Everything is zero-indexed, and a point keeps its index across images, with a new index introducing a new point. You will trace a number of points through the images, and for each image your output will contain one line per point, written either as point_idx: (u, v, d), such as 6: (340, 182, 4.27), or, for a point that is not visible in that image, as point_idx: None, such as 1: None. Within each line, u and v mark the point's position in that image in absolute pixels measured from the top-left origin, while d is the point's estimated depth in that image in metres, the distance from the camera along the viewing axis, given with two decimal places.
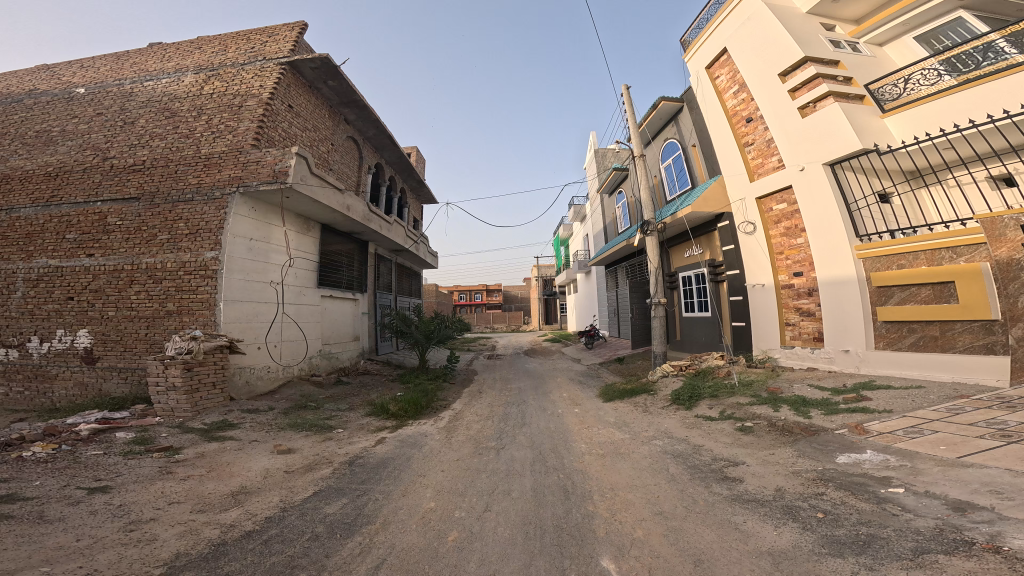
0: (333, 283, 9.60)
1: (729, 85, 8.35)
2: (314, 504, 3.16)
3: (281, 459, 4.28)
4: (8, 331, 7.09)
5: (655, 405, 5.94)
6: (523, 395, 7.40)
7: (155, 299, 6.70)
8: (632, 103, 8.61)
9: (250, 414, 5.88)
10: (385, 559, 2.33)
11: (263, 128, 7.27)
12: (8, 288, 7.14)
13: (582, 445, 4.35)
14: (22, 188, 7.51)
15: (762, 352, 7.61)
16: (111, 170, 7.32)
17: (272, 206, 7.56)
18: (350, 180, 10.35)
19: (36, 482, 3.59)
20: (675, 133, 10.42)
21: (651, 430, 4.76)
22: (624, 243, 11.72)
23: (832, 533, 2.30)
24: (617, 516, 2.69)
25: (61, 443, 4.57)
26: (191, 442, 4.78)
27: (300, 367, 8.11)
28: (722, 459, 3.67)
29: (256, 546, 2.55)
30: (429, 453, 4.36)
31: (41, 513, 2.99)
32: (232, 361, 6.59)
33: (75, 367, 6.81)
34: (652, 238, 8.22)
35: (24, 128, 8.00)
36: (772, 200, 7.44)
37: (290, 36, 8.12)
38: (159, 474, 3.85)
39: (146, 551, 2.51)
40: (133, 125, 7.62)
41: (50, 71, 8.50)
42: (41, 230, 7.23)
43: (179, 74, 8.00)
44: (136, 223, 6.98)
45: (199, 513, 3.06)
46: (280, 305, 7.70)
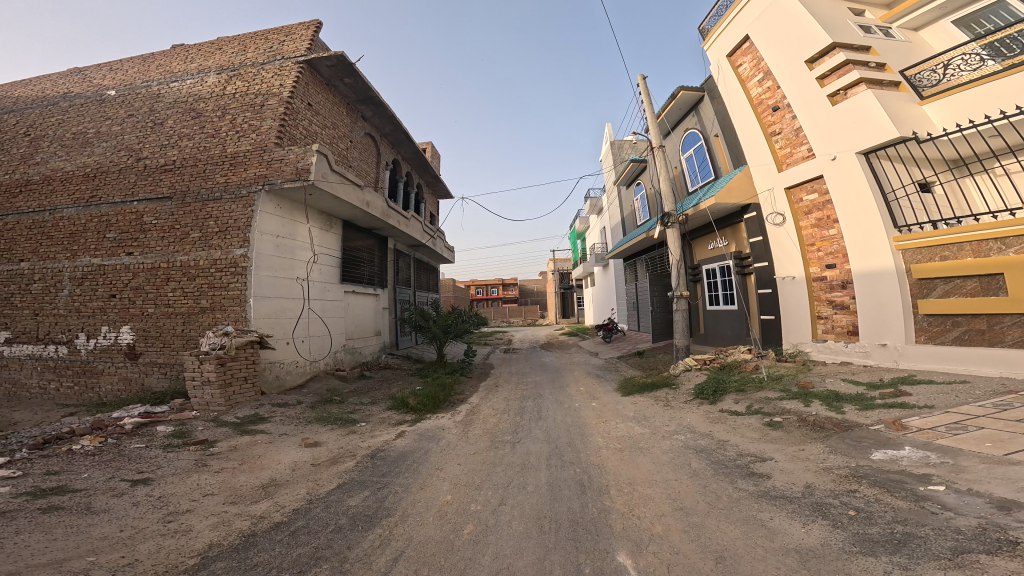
0: (356, 278, 9.72)
1: (752, 73, 8.14)
2: (337, 496, 3.23)
3: (308, 452, 4.38)
4: (55, 327, 7.38)
5: (677, 399, 5.87)
6: (540, 388, 7.40)
7: (190, 296, 6.90)
8: (649, 93, 8.48)
9: (280, 408, 6.02)
10: (404, 551, 2.37)
11: (285, 126, 7.39)
12: (54, 287, 7.42)
13: (600, 439, 4.34)
14: (63, 189, 7.79)
15: (792, 346, 7.44)
16: (144, 170, 7.55)
17: (296, 202, 7.70)
18: (368, 176, 10.46)
19: (84, 474, 3.75)
20: (695, 123, 10.25)
21: (673, 424, 4.72)
22: (644, 235, 11.55)
23: (865, 532, 2.24)
24: (636, 512, 2.67)
25: (107, 437, 4.75)
26: (225, 435, 4.92)
27: (325, 362, 8.26)
28: (749, 455, 3.60)
29: (284, 537, 2.61)
30: (447, 447, 4.40)
31: (87, 505, 3.12)
32: (263, 356, 6.76)
33: (119, 362, 7.06)
34: (673, 230, 8.07)
35: (61, 130, 8.28)
36: (802, 190, 7.24)
37: (306, 34, 8.22)
38: (196, 467, 3.98)
39: (182, 541, 2.60)
40: (162, 125, 7.83)
41: (82, 75, 8.79)
42: (82, 229, 7.50)
43: (203, 75, 8.17)
44: (170, 221, 7.20)
45: (231, 504, 3.16)
46: (306, 301, 7.85)
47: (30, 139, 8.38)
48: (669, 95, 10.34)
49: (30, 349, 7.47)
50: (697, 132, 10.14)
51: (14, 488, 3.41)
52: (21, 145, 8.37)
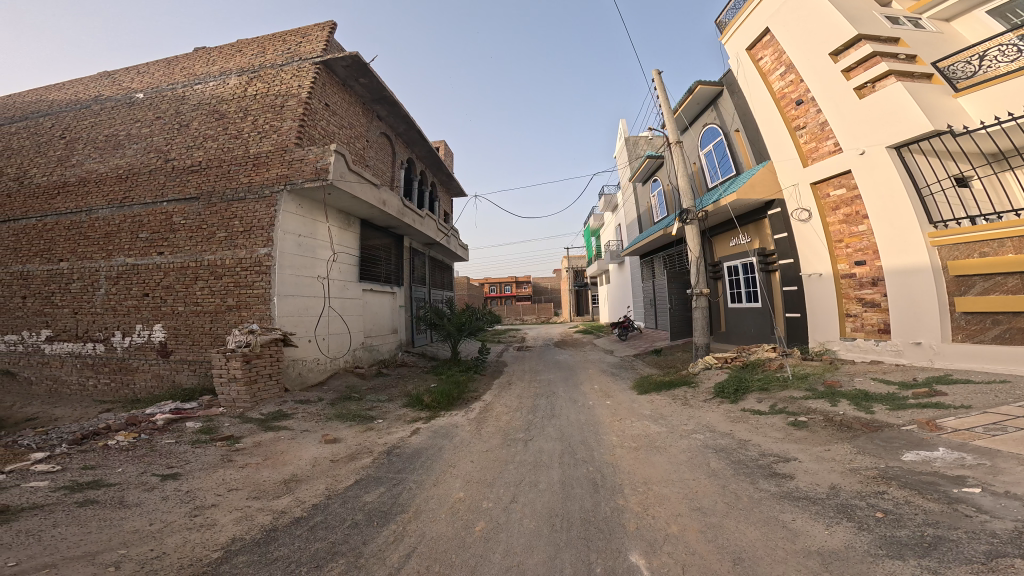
0: (373, 276, 9.82)
1: (774, 67, 7.98)
2: (354, 492, 3.27)
3: (328, 448, 4.44)
4: (93, 326, 7.61)
5: (696, 398, 5.79)
6: (553, 387, 7.38)
7: (217, 295, 7.05)
8: (664, 88, 8.37)
9: (302, 405, 6.13)
10: (416, 547, 2.39)
11: (304, 126, 7.49)
12: (92, 287, 7.66)
13: (614, 438, 4.30)
14: (98, 190, 8.02)
15: (819, 344, 7.29)
16: (173, 171, 7.73)
17: (316, 202, 7.80)
18: (383, 176, 10.54)
19: (118, 468, 3.87)
20: (714, 118, 10.11)
21: (691, 424, 4.65)
22: (662, 232, 11.41)
23: (893, 535, 2.18)
24: (649, 511, 2.64)
25: (141, 432, 4.89)
26: (248, 431, 5.02)
27: (345, 360, 8.36)
28: (772, 455, 3.54)
29: (303, 532, 2.65)
30: (460, 444, 4.42)
31: (120, 499, 3.22)
32: (286, 353, 6.88)
33: (152, 360, 7.26)
34: (692, 227, 7.95)
35: (94, 132, 8.53)
36: (829, 185, 7.07)
37: (321, 36, 8.28)
38: (222, 462, 4.08)
39: (206, 535, 2.66)
40: (188, 127, 8.00)
41: (112, 78, 9.03)
42: (117, 229, 7.72)
43: (224, 77, 8.32)
44: (198, 221, 7.36)
45: (254, 499, 3.22)
46: (326, 299, 7.95)
47: (66, 142, 8.64)
48: (687, 90, 10.21)
49: (70, 346, 7.72)
50: (717, 127, 10.00)
51: (51, 482, 3.53)
52: (57, 147, 8.64)
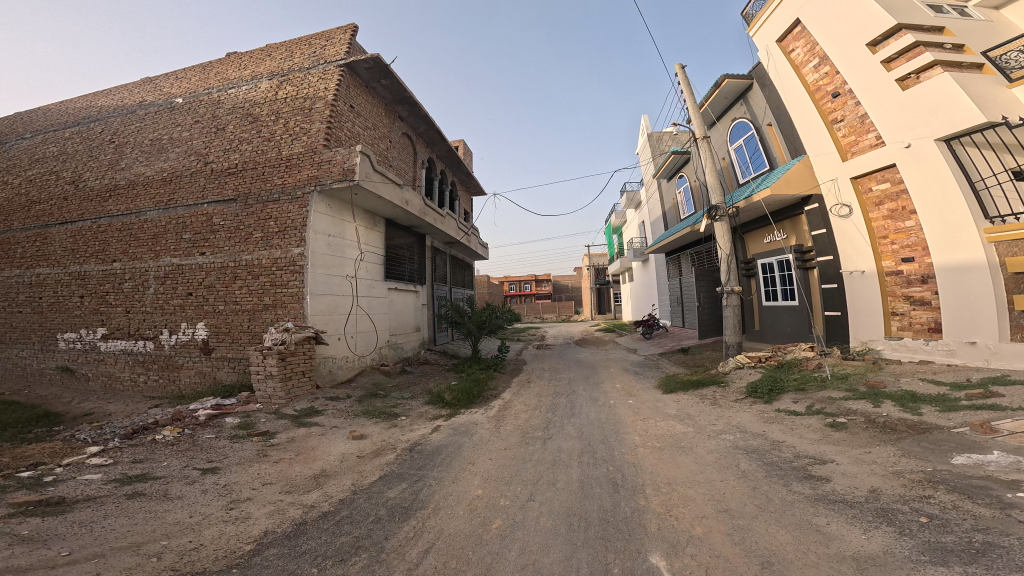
0: (397, 275, 9.93)
1: (807, 58, 7.74)
2: (378, 488, 3.32)
3: (355, 444, 4.52)
4: (144, 324, 7.92)
5: (728, 398, 5.67)
6: (572, 385, 7.33)
7: (254, 294, 7.25)
8: (689, 82, 8.22)
9: (332, 401, 6.25)
10: (434, 543, 2.41)
11: (331, 128, 7.63)
12: (141, 286, 7.99)
13: (637, 438, 4.25)
14: (145, 193, 8.33)
15: (861, 343, 7.02)
16: (212, 173, 7.98)
17: (344, 203, 7.94)
18: (405, 176, 10.66)
19: (163, 462, 4.03)
20: (744, 112, 9.88)
21: (721, 424, 4.57)
22: (690, 229, 11.21)
23: (938, 540, 2.10)
24: (672, 512, 2.60)
25: (184, 427, 5.08)
26: (282, 427, 5.16)
27: (372, 357, 8.49)
28: (808, 456, 3.45)
29: (330, 526, 2.71)
30: (478, 442, 4.44)
31: (164, 491, 3.35)
32: (318, 351, 7.03)
33: (195, 357, 7.51)
34: (721, 223, 7.78)
35: (140, 137, 8.86)
36: (871, 179, 6.82)
37: (344, 38, 8.38)
38: (257, 457, 4.19)
39: (241, 527, 2.74)
40: (224, 130, 8.24)
41: (154, 84, 9.37)
42: (163, 231, 8.02)
43: (256, 81, 8.53)
44: (236, 222, 7.58)
45: (286, 493, 3.31)
46: (354, 298, 8.10)
47: (115, 146, 9.00)
48: (713, 84, 10.00)
49: (123, 344, 8.05)
50: (747, 121, 9.77)
51: (103, 474, 3.71)
52: (107, 152, 9.01)
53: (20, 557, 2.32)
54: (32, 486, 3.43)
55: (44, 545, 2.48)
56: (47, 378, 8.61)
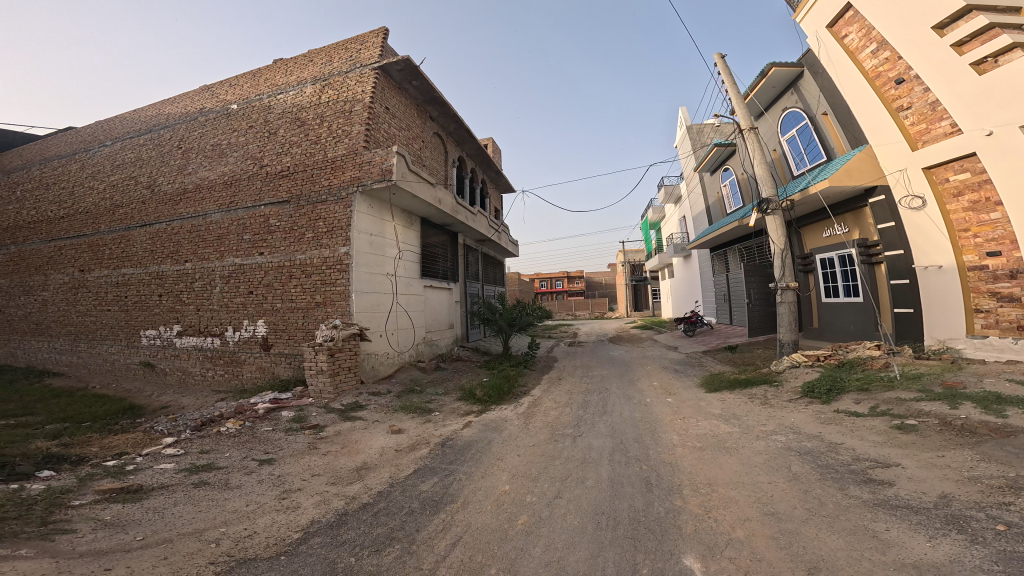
0: (432, 273, 10.06)
1: (863, 44, 7.37)
2: (412, 481, 3.39)
3: (394, 439, 4.62)
4: (212, 321, 8.34)
5: (782, 398, 5.47)
6: (606, 382, 7.27)
7: (307, 292, 7.52)
8: (730, 73, 7.97)
9: (375, 396, 6.41)
10: (462, 537, 2.45)
11: (370, 130, 7.79)
12: (209, 286, 8.42)
13: (677, 437, 4.16)
14: (210, 196, 8.76)
15: (938, 343, 6.62)
16: (266, 176, 8.30)
17: (383, 203, 8.12)
18: (437, 175, 10.79)
19: (226, 453, 4.25)
20: (796, 102, 9.52)
21: (773, 424, 4.42)
22: (738, 224, 10.90)
23: (1013, 550, 1.97)
24: (711, 514, 2.55)
25: (245, 420, 5.33)
26: (331, 420, 5.33)
27: (409, 354, 8.64)
28: (870, 460, 3.29)
29: (369, 517, 2.78)
30: (507, 438, 4.45)
31: (226, 481, 3.53)
32: (362, 348, 7.22)
33: (256, 353, 7.86)
34: (774, 217, 7.51)
35: (202, 142, 9.28)
36: (947, 169, 6.41)
37: (377, 41, 8.46)
38: (308, 449, 4.35)
39: (290, 516, 2.85)
40: (276, 135, 8.54)
41: (211, 91, 9.73)
42: (227, 232, 8.41)
43: (301, 86, 8.76)
44: (291, 223, 7.87)
45: (332, 484, 3.42)
46: (394, 296, 8.27)
47: (182, 152, 9.46)
48: (760, 73, 9.67)
49: (195, 341, 8.49)
50: (800, 111, 9.40)
51: (175, 464, 3.94)
52: (176, 157, 9.48)
53: (98, 540, 2.49)
54: (115, 474, 3.69)
55: (121, 529, 2.65)
56: (132, 373, 9.22)
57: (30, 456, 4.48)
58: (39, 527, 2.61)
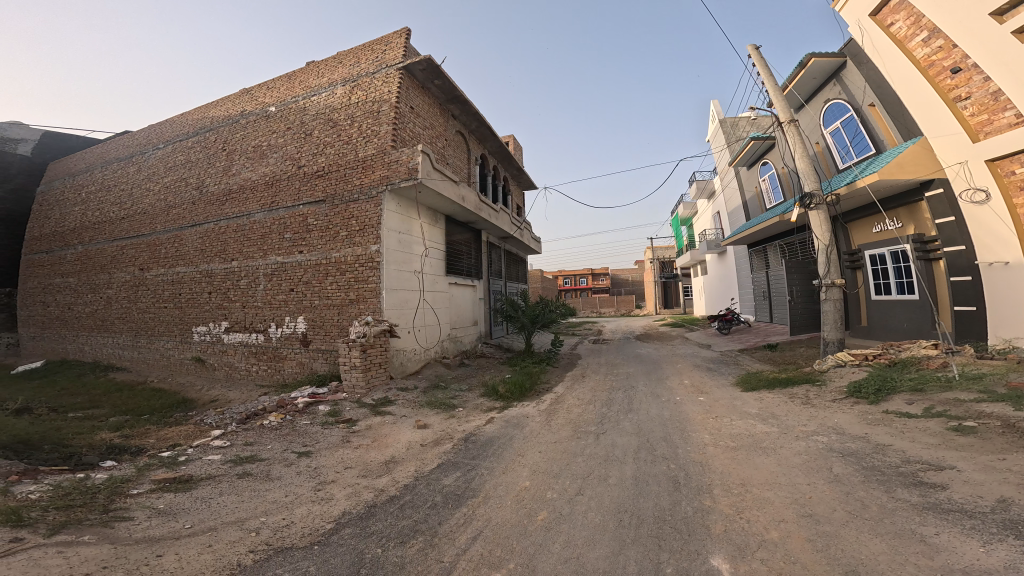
0: (457, 270, 10.13)
1: (913, 32, 7.08)
2: (436, 475, 3.44)
3: (421, 433, 4.68)
4: (257, 318, 8.60)
5: (824, 398, 5.30)
6: (633, 380, 7.20)
7: (342, 289, 7.67)
8: (765, 65, 7.77)
9: (403, 392, 6.49)
10: (483, 531, 2.48)
11: (397, 130, 7.87)
12: (253, 284, 8.70)
13: (710, 437, 4.09)
14: (253, 197, 9.01)
15: (1003, 342, 6.33)
16: (304, 177, 8.50)
17: (410, 201, 8.20)
18: (460, 173, 10.85)
19: (268, 445, 4.38)
20: (839, 93, 9.26)
21: (815, 425, 4.29)
22: (778, 219, 10.65)
23: None
24: (743, 514, 2.51)
25: (285, 414, 5.49)
26: (363, 415, 5.43)
27: (436, 350, 8.73)
28: (922, 462, 3.15)
29: (396, 510, 2.83)
30: (530, 434, 4.45)
31: (267, 472, 3.64)
32: (391, 345, 7.33)
33: (296, 349, 8.07)
34: (818, 212, 7.28)
35: (245, 143, 9.52)
36: (1012, 162, 6.09)
37: (400, 41, 8.49)
38: (341, 442, 4.44)
39: (324, 507, 2.93)
40: (311, 136, 8.71)
41: (250, 94, 9.92)
42: (270, 232, 8.65)
43: (332, 87, 8.85)
44: (326, 222, 8.04)
45: (363, 477, 3.49)
46: (421, 293, 8.36)
47: (226, 154, 9.72)
48: (799, 64, 9.44)
49: (241, 337, 8.77)
50: (844, 102, 9.14)
51: (222, 455, 4.09)
52: (221, 159, 9.75)
53: (151, 528, 2.60)
54: (169, 464, 3.84)
55: (172, 517, 2.77)
56: (185, 367, 9.59)
57: (94, 447, 4.72)
58: (100, 514, 2.75)
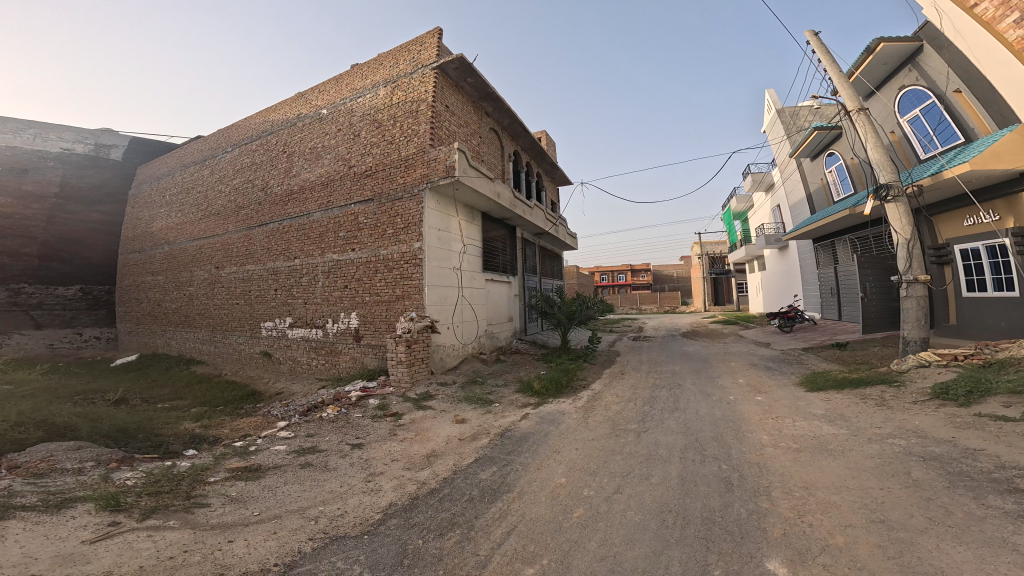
0: (493, 266, 10.18)
1: (1001, 13, 5.92)
2: (473, 469, 3.48)
3: (459, 428, 4.74)
4: (316, 314, 8.91)
5: (902, 400, 5.01)
6: (680, 378, 7.05)
7: (389, 285, 7.85)
8: (827, 51, 7.45)
9: (443, 387, 6.58)
10: (517, 526, 2.49)
11: (434, 128, 7.95)
12: (312, 280, 9.02)
13: (770, 438, 3.95)
14: (312, 197, 9.30)
15: None
16: (355, 177, 8.70)
17: (448, 199, 8.29)
18: (495, 169, 10.89)
19: (325, 437, 4.54)
20: (916, 79, 8.83)
21: (891, 428, 4.04)
22: (849, 212, 10.21)
23: None
24: (806, 518, 2.42)
25: (341, 407, 5.69)
26: (408, 409, 5.55)
27: (473, 346, 8.80)
28: (1013, 468, 2.92)
29: (435, 503, 2.88)
30: (566, 431, 4.45)
31: (325, 462, 3.77)
32: (433, 340, 7.46)
33: (350, 344, 8.30)
34: (901, 204, 6.86)
35: (302, 145, 9.83)
36: None
37: (432, 41, 8.54)
38: (389, 435, 4.55)
39: (372, 498, 3.01)
40: (359, 136, 8.91)
41: (304, 97, 10.21)
42: (327, 230, 8.93)
43: (374, 89, 9.01)
44: (375, 221, 8.22)
45: (407, 469, 3.57)
46: (460, 289, 8.45)
47: (287, 156, 10.06)
48: (865, 50, 9.15)
49: (303, 332, 9.08)
50: (924, 89, 8.69)
51: (286, 446, 4.26)
52: (282, 161, 10.10)
53: (225, 514, 2.74)
54: (241, 454, 4.04)
55: (242, 505, 2.90)
56: (255, 361, 10.04)
57: (179, 436, 5.05)
58: (183, 500, 2.92)
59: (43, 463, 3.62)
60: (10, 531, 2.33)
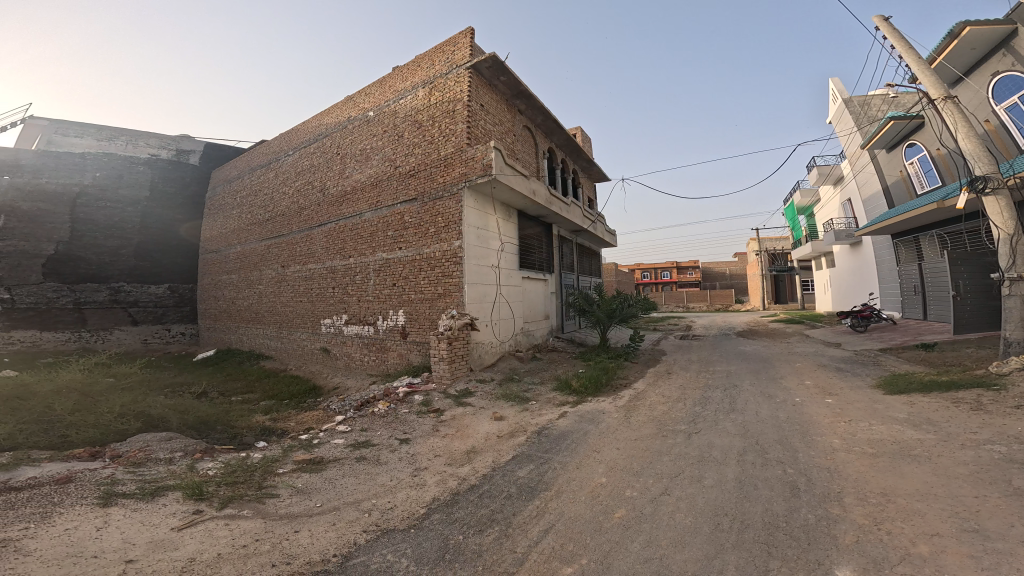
0: (529, 264, 10.18)
1: None
2: (511, 467, 3.48)
3: (497, 425, 4.77)
4: (367, 311, 9.14)
5: (996, 404, 4.66)
6: (736, 379, 6.84)
7: (433, 283, 7.97)
8: (900, 36, 7.07)
9: (481, 383, 6.65)
10: (555, 524, 2.49)
11: (471, 128, 7.98)
12: (365, 278, 9.25)
13: (845, 443, 3.77)
14: (362, 197, 9.54)
15: None
16: (401, 177, 8.85)
17: (486, 197, 8.34)
18: (529, 168, 10.87)
19: (376, 431, 4.65)
20: (1012, 64, 8.29)
21: (988, 434, 3.74)
22: (937, 206, 9.70)
23: None
24: (883, 526, 2.31)
25: (390, 402, 5.83)
26: (449, 405, 5.61)
27: (509, 344, 8.82)
28: None
29: (475, 499, 2.91)
30: (605, 430, 4.40)
31: (378, 456, 3.88)
32: (472, 337, 7.53)
33: (398, 341, 8.47)
34: (1003, 198, 6.38)
35: (353, 147, 10.08)
36: None
37: (464, 41, 8.57)
38: (432, 431, 4.63)
39: (416, 493, 3.07)
40: (402, 137, 9.06)
41: (354, 101, 10.44)
42: (377, 230, 9.13)
43: (413, 91, 9.13)
44: (419, 220, 8.35)
45: (449, 465, 3.62)
46: (498, 287, 8.49)
47: (340, 158, 10.33)
48: (947, 33, 8.68)
49: (357, 329, 9.33)
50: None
51: (345, 439, 4.38)
52: (336, 163, 10.39)
53: (292, 505, 2.85)
54: (306, 446, 4.20)
55: (307, 496, 3.01)
56: (316, 357, 10.39)
57: (252, 428, 5.29)
58: (255, 490, 3.05)
59: (140, 453, 3.86)
60: (113, 517, 2.49)
